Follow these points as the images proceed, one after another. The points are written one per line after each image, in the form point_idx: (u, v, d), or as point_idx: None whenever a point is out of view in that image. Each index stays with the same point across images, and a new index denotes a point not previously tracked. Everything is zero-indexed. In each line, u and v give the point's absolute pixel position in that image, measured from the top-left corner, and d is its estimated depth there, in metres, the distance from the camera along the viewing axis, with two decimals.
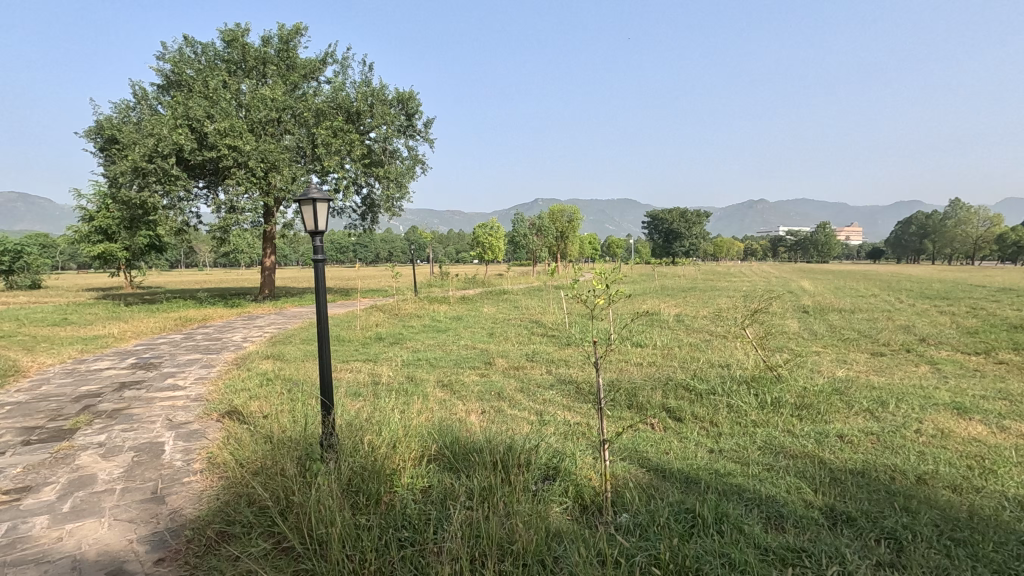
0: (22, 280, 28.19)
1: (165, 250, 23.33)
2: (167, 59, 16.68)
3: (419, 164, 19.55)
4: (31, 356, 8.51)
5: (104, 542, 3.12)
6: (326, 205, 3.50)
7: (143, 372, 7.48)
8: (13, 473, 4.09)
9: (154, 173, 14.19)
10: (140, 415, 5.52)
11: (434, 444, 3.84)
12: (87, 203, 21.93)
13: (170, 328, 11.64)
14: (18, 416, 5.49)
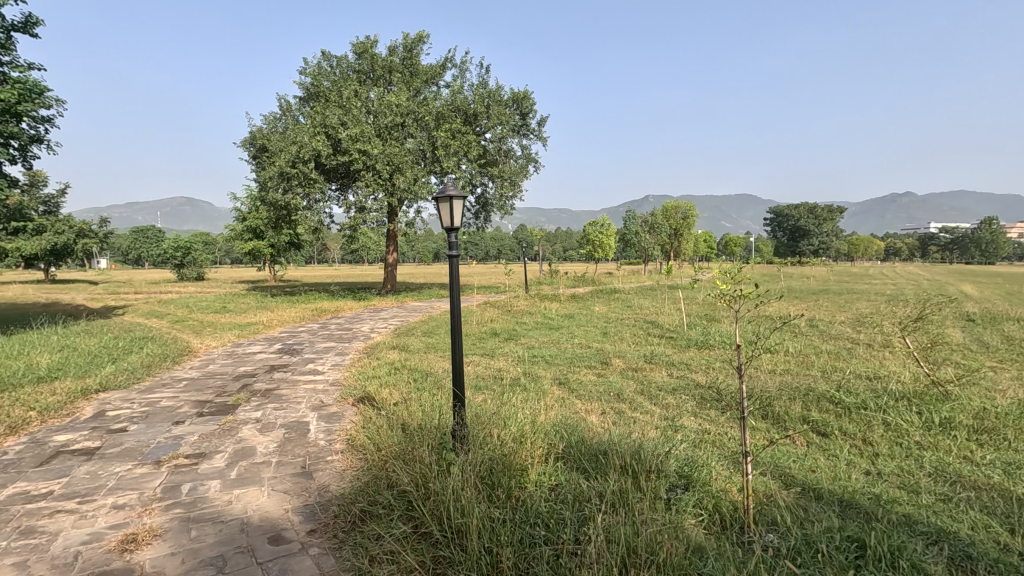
0: (189, 273, 32.59)
1: (303, 248, 25.74)
2: (307, 73, 18.42)
3: (532, 162, 19.77)
4: (199, 339, 9.77)
5: (265, 509, 3.46)
6: (461, 202, 3.57)
7: (288, 357, 8.27)
8: (191, 441, 4.69)
9: (297, 177, 15.65)
10: (288, 395, 6.11)
11: (559, 442, 3.80)
12: (241, 205, 24.84)
13: (307, 318, 12.80)
14: (192, 391, 6.30)
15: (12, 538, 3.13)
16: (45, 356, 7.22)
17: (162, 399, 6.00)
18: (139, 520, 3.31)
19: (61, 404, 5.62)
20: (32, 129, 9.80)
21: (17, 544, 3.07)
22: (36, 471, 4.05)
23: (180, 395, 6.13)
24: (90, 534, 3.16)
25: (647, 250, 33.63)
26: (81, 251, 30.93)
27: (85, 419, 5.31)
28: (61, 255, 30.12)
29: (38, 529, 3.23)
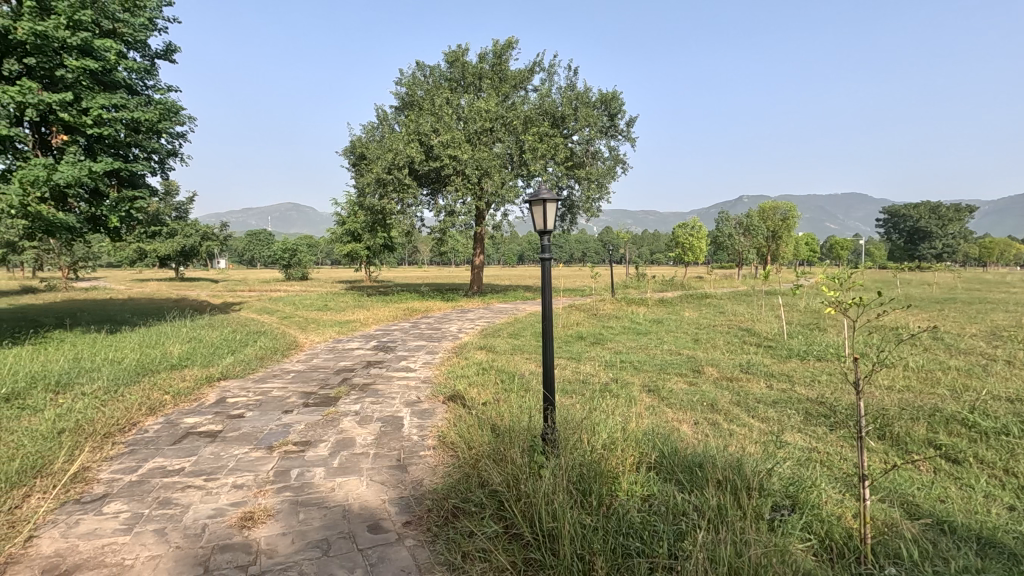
0: (295, 273, 35.26)
1: (396, 249, 26.99)
2: (403, 84, 19.30)
3: (620, 163, 19.43)
4: (303, 335, 10.54)
5: (364, 498, 3.64)
6: (555, 205, 3.57)
7: (383, 354, 8.70)
8: (299, 429, 5.06)
9: (392, 183, 16.40)
10: (383, 391, 6.42)
11: (651, 451, 3.68)
12: (340, 210, 26.51)
13: (400, 317, 13.40)
14: (298, 382, 6.80)
15: (153, 507, 3.53)
16: (178, 346, 8.11)
17: (273, 389, 6.53)
18: (255, 500, 3.62)
19: (190, 389, 6.28)
20: (170, 144, 11.05)
21: (156, 512, 3.46)
22: (171, 449, 4.55)
23: (289, 386, 6.64)
24: (215, 509, 3.49)
25: (741, 252, 31.92)
26: (206, 252, 34.45)
27: (210, 404, 5.89)
28: (190, 256, 33.72)
29: (173, 501, 3.61)
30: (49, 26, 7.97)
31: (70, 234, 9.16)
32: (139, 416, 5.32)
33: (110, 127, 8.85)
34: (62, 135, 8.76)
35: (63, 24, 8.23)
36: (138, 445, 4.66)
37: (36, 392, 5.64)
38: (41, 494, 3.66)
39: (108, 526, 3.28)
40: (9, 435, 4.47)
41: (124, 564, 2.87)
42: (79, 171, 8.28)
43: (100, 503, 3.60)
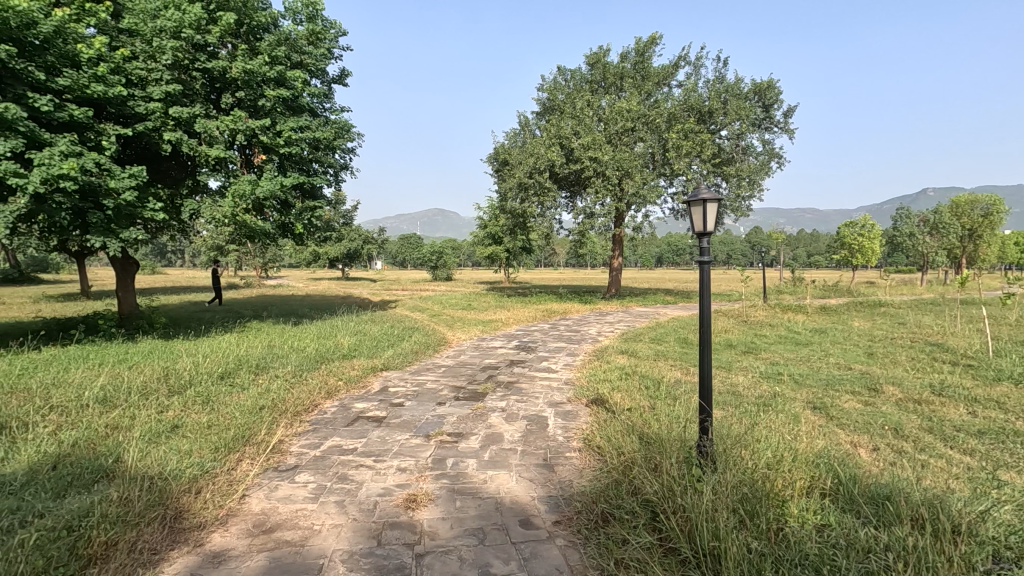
0: (441, 274, 37.67)
1: (534, 252, 27.60)
2: (545, 89, 19.72)
3: (775, 157, 17.89)
4: (451, 332, 11.22)
5: (515, 493, 3.77)
6: (716, 205, 3.38)
7: (525, 353, 8.94)
8: (452, 421, 5.39)
9: (533, 187, 16.68)
10: (527, 390, 6.59)
11: (825, 476, 3.30)
12: (482, 214, 27.77)
13: (539, 318, 13.67)
14: (449, 377, 7.25)
15: (333, 481, 3.99)
16: (347, 338, 9.10)
17: (427, 381, 7.04)
18: (417, 484, 3.92)
19: (358, 377, 7.01)
20: (342, 159, 12.44)
21: (337, 486, 3.90)
22: (346, 430, 5.11)
23: (441, 380, 7.11)
24: (384, 488, 3.85)
25: (926, 255, 27.54)
26: (366, 255, 38.29)
27: (374, 391, 6.52)
28: (353, 258, 37.69)
29: (349, 477, 4.06)
30: (254, 63, 9.47)
31: (267, 239, 10.74)
32: (318, 398, 6.06)
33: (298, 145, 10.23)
34: (261, 155, 10.30)
35: (265, 60, 9.72)
36: (319, 424, 5.31)
37: (242, 372, 6.70)
38: (250, 459, 4.33)
39: (299, 493, 3.78)
40: (226, 407, 5.37)
41: (314, 529, 3.28)
42: (275, 185, 9.69)
43: (293, 472, 4.16)
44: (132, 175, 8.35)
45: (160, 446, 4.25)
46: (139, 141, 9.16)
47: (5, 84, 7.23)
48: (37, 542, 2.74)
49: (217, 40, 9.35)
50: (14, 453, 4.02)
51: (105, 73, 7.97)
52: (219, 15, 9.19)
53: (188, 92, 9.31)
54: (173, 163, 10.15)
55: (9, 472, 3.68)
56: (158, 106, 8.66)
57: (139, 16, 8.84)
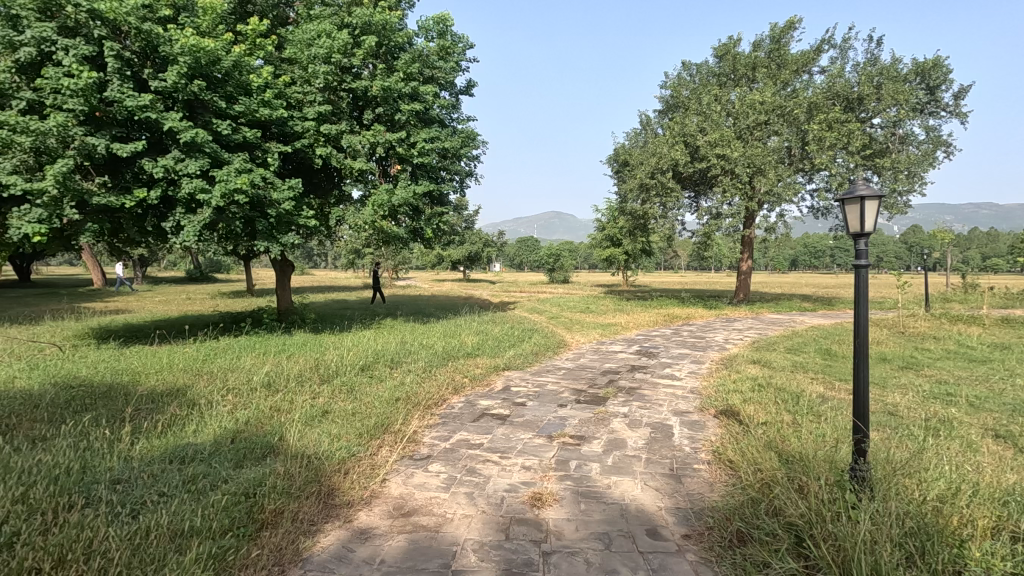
0: (558, 276, 37.83)
1: (654, 254, 26.74)
2: (668, 86, 19.10)
3: (942, 146, 15.66)
4: (570, 335, 11.25)
5: (641, 501, 3.68)
6: (876, 203, 3.02)
7: (646, 359, 8.70)
8: (574, 423, 5.41)
9: (655, 188, 16.11)
10: (650, 396, 6.42)
11: (1015, 517, 2.82)
12: (601, 216, 27.44)
13: (661, 323, 13.22)
14: (570, 379, 7.29)
15: (462, 473, 4.19)
16: (471, 337, 9.50)
17: (548, 382, 7.13)
18: (542, 483, 3.98)
19: (482, 375, 7.30)
20: (468, 166, 13.00)
21: (466, 477, 4.10)
22: (473, 425, 5.35)
23: (562, 382, 7.16)
24: (510, 484, 3.97)
25: None
26: (486, 257, 39.66)
27: (498, 390, 6.75)
28: (474, 261, 39.22)
29: (477, 470, 4.23)
30: (392, 80, 10.28)
31: (401, 243, 11.55)
32: (447, 394, 6.40)
33: (429, 155, 10.89)
34: (396, 165, 11.08)
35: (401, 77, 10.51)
36: (448, 418, 5.61)
37: (379, 366, 7.28)
38: (389, 446, 4.69)
39: (433, 482, 4.02)
40: (366, 397, 5.87)
41: (447, 517, 3.48)
42: (408, 193, 10.40)
43: (426, 462, 4.43)
44: (291, 187, 9.44)
45: (315, 429, 4.77)
46: (296, 156, 10.35)
47: (196, 113, 8.56)
48: (224, 505, 3.21)
49: (360, 62, 10.27)
50: (203, 425, 4.76)
51: (270, 98, 9.15)
52: (362, 39, 10.11)
53: (336, 110, 10.33)
54: (323, 175, 11.30)
55: (201, 441, 4.36)
56: (312, 125, 9.74)
57: (298, 46, 10.01)
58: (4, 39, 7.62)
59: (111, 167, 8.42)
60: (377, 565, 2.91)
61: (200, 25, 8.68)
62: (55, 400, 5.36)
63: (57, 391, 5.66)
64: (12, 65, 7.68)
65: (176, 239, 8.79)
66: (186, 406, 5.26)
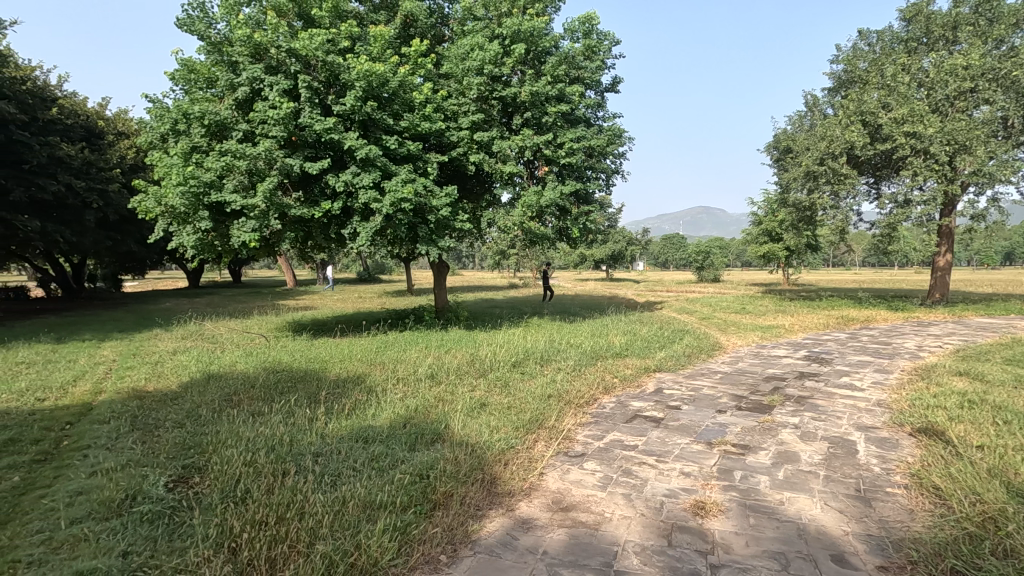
0: (708, 275, 35.72)
1: (822, 250, 24.01)
2: (840, 60, 17.09)
3: None
4: (725, 337, 10.55)
5: (822, 523, 3.31)
6: None
7: (818, 365, 7.84)
8: (736, 431, 5.05)
9: (824, 175, 14.43)
10: (824, 407, 5.76)
11: None
12: (757, 209, 25.35)
13: (833, 326, 11.82)
14: (728, 384, 6.82)
15: (618, 473, 4.14)
16: (618, 337, 9.35)
17: (704, 387, 6.76)
18: (704, 491, 3.79)
19: (633, 376, 7.15)
20: (614, 164, 12.84)
21: (623, 478, 4.05)
22: (627, 426, 5.26)
23: (719, 386, 6.74)
24: (669, 490, 3.83)
25: None
26: (630, 256, 38.91)
27: (650, 392, 6.57)
28: (617, 260, 38.72)
29: (633, 472, 4.15)
30: (539, 85, 10.55)
31: (548, 244, 11.77)
32: (598, 393, 6.39)
33: (576, 155, 10.94)
34: (543, 167, 11.24)
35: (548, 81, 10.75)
36: (599, 418, 5.59)
37: (530, 362, 7.50)
38: (544, 441, 4.80)
39: (589, 479, 4.04)
40: (520, 392, 6.09)
41: (605, 516, 3.46)
42: (556, 194, 10.56)
43: (581, 459, 4.47)
44: (448, 194, 10.14)
45: (476, 420, 5.06)
46: (452, 165, 11.09)
47: (369, 131, 9.58)
48: (403, 483, 3.55)
49: (510, 70, 10.68)
50: (380, 410, 5.31)
51: (430, 112, 9.92)
52: (512, 48, 10.52)
53: (487, 118, 10.88)
54: (476, 181, 11.95)
55: (380, 424, 4.87)
56: (466, 134, 10.39)
57: (454, 61, 10.72)
58: (227, 82, 9.23)
59: (303, 184, 9.76)
60: (540, 556, 3.00)
61: (372, 52, 9.72)
62: (267, 382, 6.36)
63: (267, 375, 6.73)
64: (232, 103, 9.27)
65: (353, 245, 9.90)
66: (366, 392, 5.92)
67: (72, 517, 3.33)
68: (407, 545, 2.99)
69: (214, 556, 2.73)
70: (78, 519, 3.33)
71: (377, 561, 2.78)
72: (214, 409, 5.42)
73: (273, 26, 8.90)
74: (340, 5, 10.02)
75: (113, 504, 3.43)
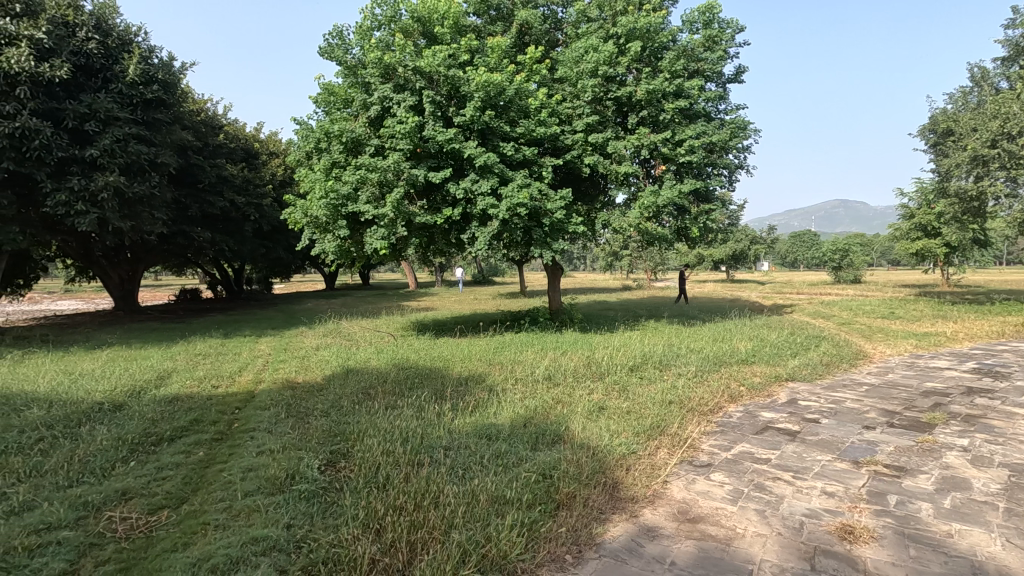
0: (846, 276, 32.31)
1: (993, 245, 20.67)
2: (1018, 24, 14.63)
3: None
4: (870, 345, 9.48)
5: (1004, 563, 2.88)
6: None
7: (991, 380, 6.77)
8: (888, 450, 4.54)
9: (997, 159, 12.41)
10: (1001, 428, 4.97)
11: None
12: (907, 201, 22.47)
13: (1010, 335, 10.13)
14: (876, 398, 6.13)
15: (749, 487, 3.91)
16: (744, 343, 8.79)
17: (846, 399, 6.14)
18: (851, 515, 3.45)
19: (762, 385, 6.68)
20: (737, 159, 12.11)
21: (755, 493, 3.81)
22: (757, 438, 4.95)
23: (865, 400, 6.08)
24: (809, 509, 3.54)
25: None
26: (753, 256, 36.44)
27: (782, 402, 6.10)
28: (738, 260, 36.41)
29: (767, 487, 3.90)
30: (657, 81, 10.27)
31: (665, 245, 11.38)
32: (723, 401, 6.06)
33: (696, 152, 10.47)
34: (660, 166, 10.91)
35: (666, 77, 10.44)
36: (726, 427, 5.30)
37: (649, 367, 7.31)
38: (667, 449, 4.65)
39: (717, 492, 3.86)
40: (639, 397, 5.97)
41: (737, 531, 3.29)
42: (674, 193, 10.19)
43: (708, 469, 4.28)
44: (562, 197, 10.21)
45: (595, 423, 5.05)
46: (567, 168, 11.16)
47: (487, 139, 9.95)
48: (528, 481, 3.65)
49: (626, 69, 10.51)
50: (500, 409, 5.49)
51: (544, 117, 10.08)
52: (627, 46, 10.35)
53: (602, 120, 10.81)
54: (589, 183, 11.92)
55: (502, 422, 5.05)
56: (581, 136, 10.42)
57: (568, 64, 10.79)
58: (361, 101, 10.08)
59: (427, 192, 10.36)
60: (668, 566, 2.92)
61: (490, 62, 10.10)
62: (397, 378, 6.87)
63: (397, 371, 7.26)
64: (365, 121, 10.10)
65: (472, 249, 10.31)
66: (487, 391, 6.17)
67: (246, 489, 3.85)
68: (534, 542, 3.06)
69: (362, 534, 3.01)
70: (251, 492, 3.84)
71: (507, 554, 2.89)
72: (354, 401, 5.97)
73: (401, 46, 9.57)
74: (460, 21, 10.52)
75: (278, 481, 3.91)
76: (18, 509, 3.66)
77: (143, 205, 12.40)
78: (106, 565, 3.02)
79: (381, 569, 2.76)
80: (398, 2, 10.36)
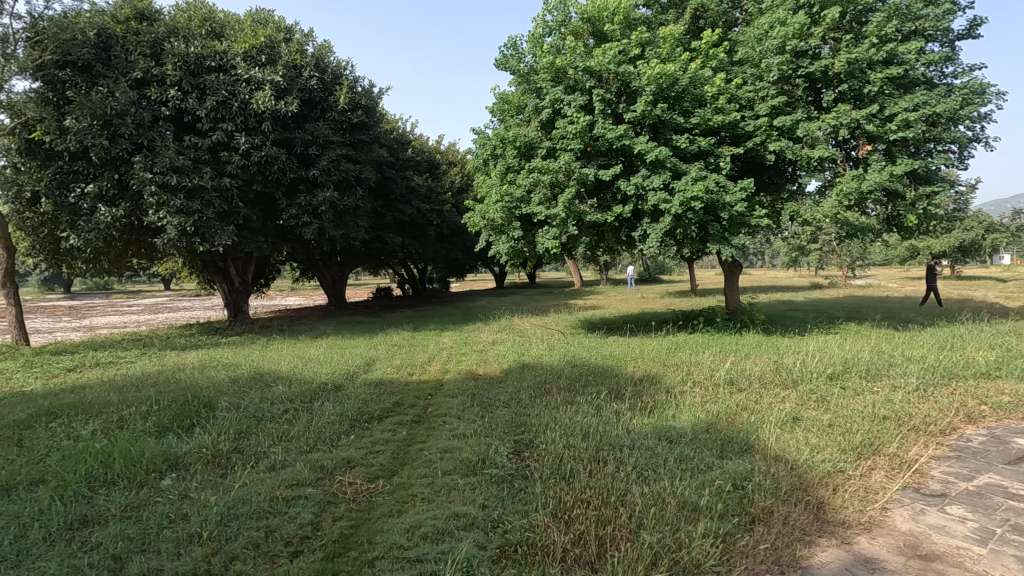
0: None
1: None
2: None
3: None
4: None
5: None
6: None
7: None
8: None
9: None
10: None
11: None
12: None
13: None
14: None
15: (1004, 528, 3.22)
16: (983, 353, 7.24)
17: None
18: None
19: (1014, 405, 5.44)
20: (972, 130, 10.04)
21: (1013, 536, 3.13)
22: (1010, 470, 4.05)
23: None
24: None
25: None
26: (990, 247, 29.87)
27: None
28: (968, 252, 30.21)
29: None
30: (860, 50, 8.98)
31: (870, 236, 9.88)
32: (957, 421, 5.08)
33: (914, 127, 8.91)
34: (865, 146, 9.53)
35: (872, 44, 9.08)
36: (964, 453, 4.43)
37: (853, 376, 6.43)
38: (884, 471, 4.04)
39: (958, 528, 3.25)
40: (843, 410, 5.27)
41: None
42: (884, 176, 8.78)
43: (942, 501, 3.62)
44: (743, 188, 9.47)
45: (791, 435, 4.58)
46: (748, 156, 10.31)
47: (660, 133, 9.64)
48: (718, 490, 3.46)
49: (820, 41, 9.36)
50: (680, 412, 5.28)
51: (723, 104, 9.44)
52: (823, 15, 9.21)
53: (790, 100, 9.78)
54: (774, 171, 10.87)
55: (683, 426, 4.86)
56: (765, 121, 9.56)
57: (749, 44, 9.96)
58: (534, 106, 10.47)
59: (597, 191, 10.38)
60: None
61: (662, 53, 9.76)
62: (571, 375, 7.01)
63: (570, 368, 7.40)
64: (538, 125, 10.45)
65: (643, 246, 10.08)
66: (665, 392, 5.99)
67: (445, 469, 4.25)
68: (729, 554, 2.90)
69: (552, 522, 3.14)
70: (449, 472, 4.23)
71: (700, 562, 2.78)
72: (533, 395, 6.24)
73: (572, 48, 9.74)
74: (631, 14, 10.34)
75: (471, 464, 4.26)
76: (276, 466, 4.51)
77: (350, 215, 14.39)
78: (341, 520, 3.56)
79: (572, 558, 2.86)
80: (569, 6, 10.53)
